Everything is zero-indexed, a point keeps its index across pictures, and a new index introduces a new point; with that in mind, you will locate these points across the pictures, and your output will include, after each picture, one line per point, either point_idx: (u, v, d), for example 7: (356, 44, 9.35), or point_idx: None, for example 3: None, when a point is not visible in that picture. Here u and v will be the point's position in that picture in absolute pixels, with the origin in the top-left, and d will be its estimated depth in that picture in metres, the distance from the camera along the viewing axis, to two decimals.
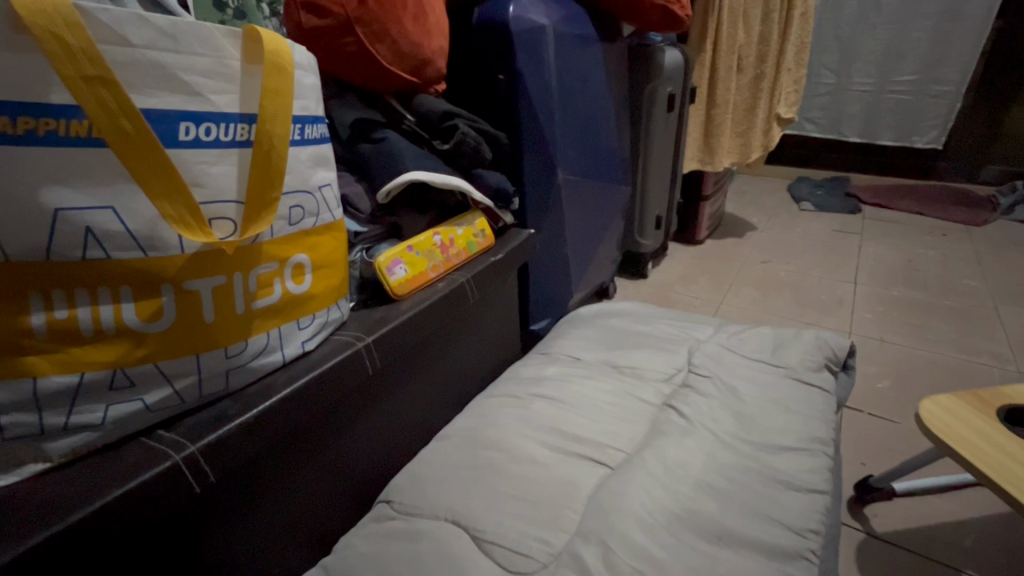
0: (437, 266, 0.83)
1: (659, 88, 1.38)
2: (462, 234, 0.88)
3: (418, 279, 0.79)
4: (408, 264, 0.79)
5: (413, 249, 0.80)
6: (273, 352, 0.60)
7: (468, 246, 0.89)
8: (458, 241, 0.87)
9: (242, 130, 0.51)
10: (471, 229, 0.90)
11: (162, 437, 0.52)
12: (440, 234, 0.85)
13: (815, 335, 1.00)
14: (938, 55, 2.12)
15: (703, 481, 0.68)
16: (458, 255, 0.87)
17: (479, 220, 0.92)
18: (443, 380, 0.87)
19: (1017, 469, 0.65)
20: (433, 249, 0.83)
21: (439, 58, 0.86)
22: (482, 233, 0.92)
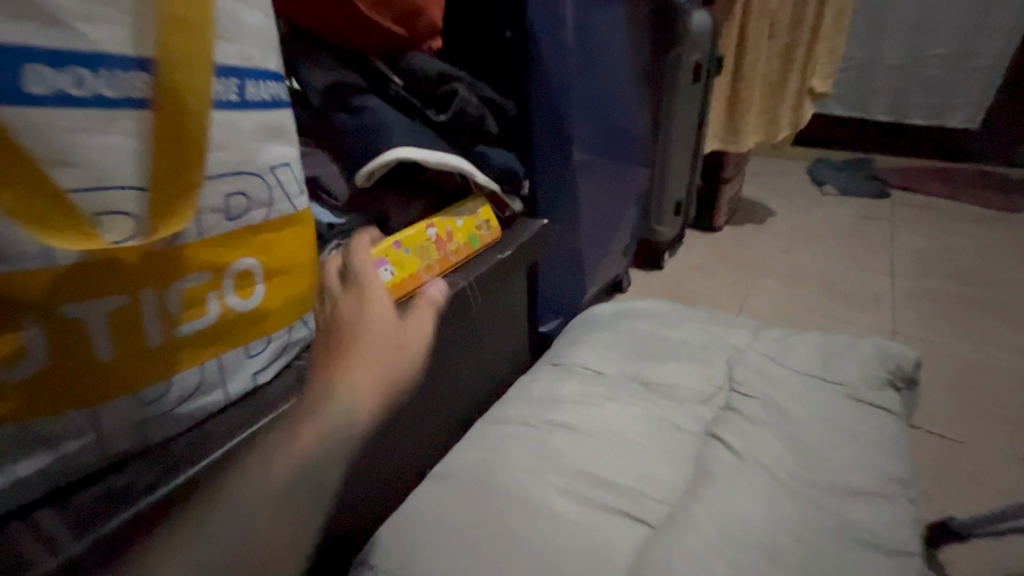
0: (431, 267, 0.67)
1: (684, 56, 1.21)
2: (463, 226, 0.72)
3: (405, 283, 0.64)
4: (395, 263, 0.63)
5: (401, 245, 0.65)
6: (213, 391, 0.45)
7: (469, 241, 0.73)
8: (457, 235, 0.71)
9: (137, 81, 0.34)
10: (475, 221, 0.74)
11: (43, 517, 0.38)
12: (436, 226, 0.69)
13: (872, 344, 0.86)
14: (978, 26, 1.95)
15: (769, 545, 0.55)
16: (457, 254, 0.71)
17: (484, 209, 0.76)
18: (447, 401, 0.75)
19: None
20: (426, 245, 0.67)
21: (436, 7, 0.68)
22: (486, 226, 0.76)
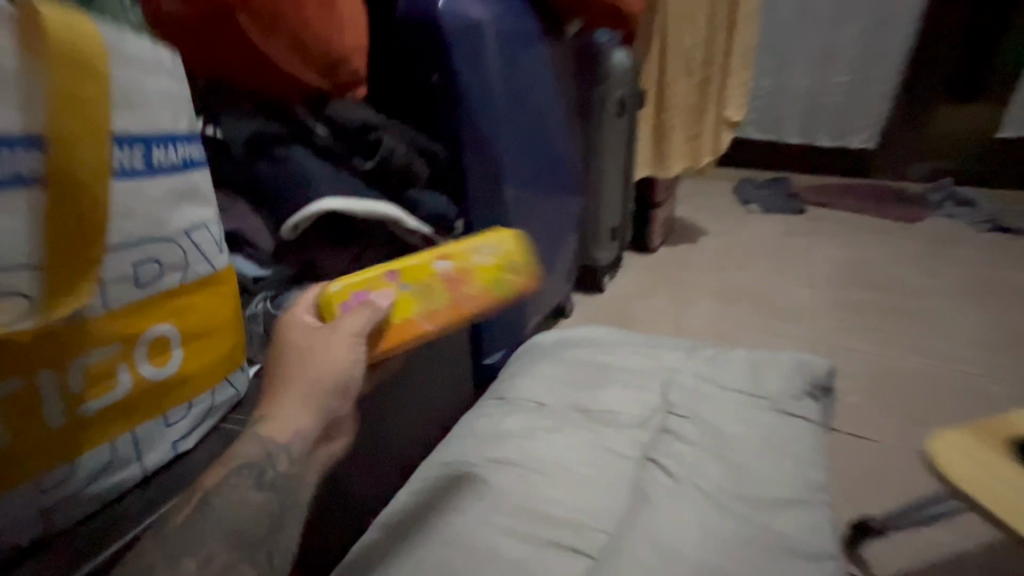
0: (440, 315, 0.59)
1: (609, 92, 1.27)
2: (489, 262, 0.65)
3: (401, 330, 0.57)
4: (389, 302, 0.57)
5: (401, 278, 0.59)
6: (127, 465, 0.43)
7: (501, 284, 0.64)
8: (482, 274, 0.63)
9: (27, 159, 0.32)
10: (509, 258, 0.66)
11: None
12: (452, 260, 0.63)
13: (795, 359, 0.92)
14: (869, 58, 2.15)
15: (702, 564, 0.57)
16: (482, 299, 0.62)
17: (524, 245, 0.68)
18: (403, 431, 0.75)
19: None
20: (437, 282, 0.61)
21: (357, 57, 0.69)
22: (535, 269, 0.68)
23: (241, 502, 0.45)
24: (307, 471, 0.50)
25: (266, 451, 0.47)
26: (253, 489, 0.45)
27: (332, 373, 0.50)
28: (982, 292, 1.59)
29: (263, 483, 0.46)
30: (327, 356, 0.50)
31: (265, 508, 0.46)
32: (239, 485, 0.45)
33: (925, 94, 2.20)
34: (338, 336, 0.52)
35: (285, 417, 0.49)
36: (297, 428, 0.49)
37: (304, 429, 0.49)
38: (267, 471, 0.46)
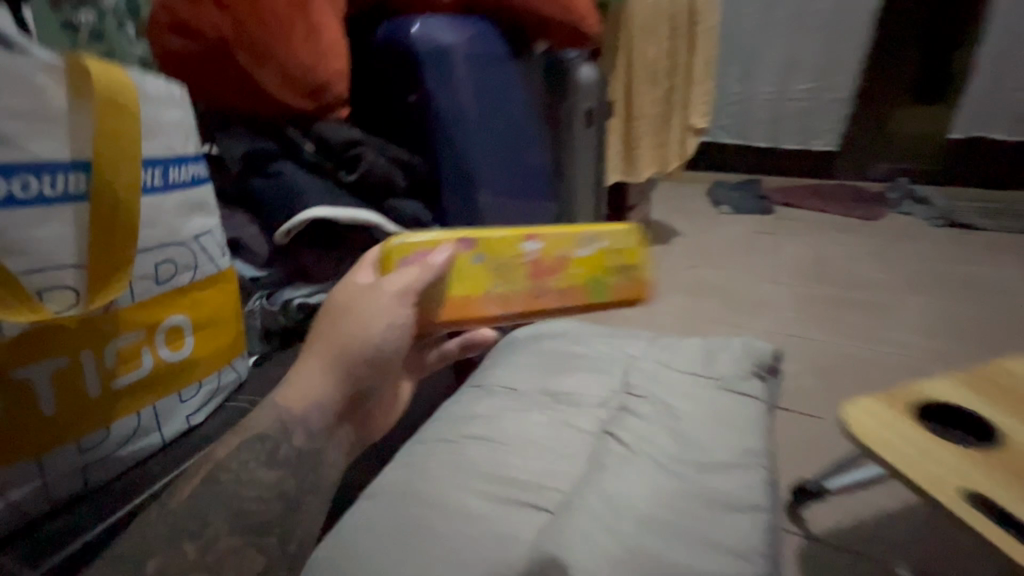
0: (509, 300, 0.57)
1: (578, 104, 1.36)
2: (587, 255, 0.60)
3: (460, 305, 0.56)
4: (451, 270, 0.56)
5: (476, 249, 0.57)
6: (149, 434, 0.51)
7: (588, 285, 0.59)
8: (568, 269, 0.59)
9: (74, 180, 0.42)
10: (605, 258, 0.60)
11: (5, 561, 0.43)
12: (538, 245, 0.59)
13: (746, 345, 1.01)
14: (827, 65, 2.25)
15: (645, 515, 0.65)
16: (559, 296, 0.58)
17: (634, 245, 0.61)
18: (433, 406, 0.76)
19: (937, 470, 0.63)
20: (515, 266, 0.58)
21: (339, 82, 0.77)
22: (636, 275, 0.61)
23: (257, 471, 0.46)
24: (327, 451, 0.51)
25: (280, 428, 0.48)
26: (263, 467, 0.47)
27: (362, 337, 0.51)
28: (931, 278, 1.67)
29: (272, 461, 0.47)
30: (366, 317, 0.51)
31: (269, 487, 0.46)
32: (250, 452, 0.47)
33: (882, 96, 2.28)
34: (381, 299, 0.51)
35: (305, 390, 0.51)
36: (313, 400, 0.50)
37: (319, 399, 0.51)
38: (279, 449, 0.48)
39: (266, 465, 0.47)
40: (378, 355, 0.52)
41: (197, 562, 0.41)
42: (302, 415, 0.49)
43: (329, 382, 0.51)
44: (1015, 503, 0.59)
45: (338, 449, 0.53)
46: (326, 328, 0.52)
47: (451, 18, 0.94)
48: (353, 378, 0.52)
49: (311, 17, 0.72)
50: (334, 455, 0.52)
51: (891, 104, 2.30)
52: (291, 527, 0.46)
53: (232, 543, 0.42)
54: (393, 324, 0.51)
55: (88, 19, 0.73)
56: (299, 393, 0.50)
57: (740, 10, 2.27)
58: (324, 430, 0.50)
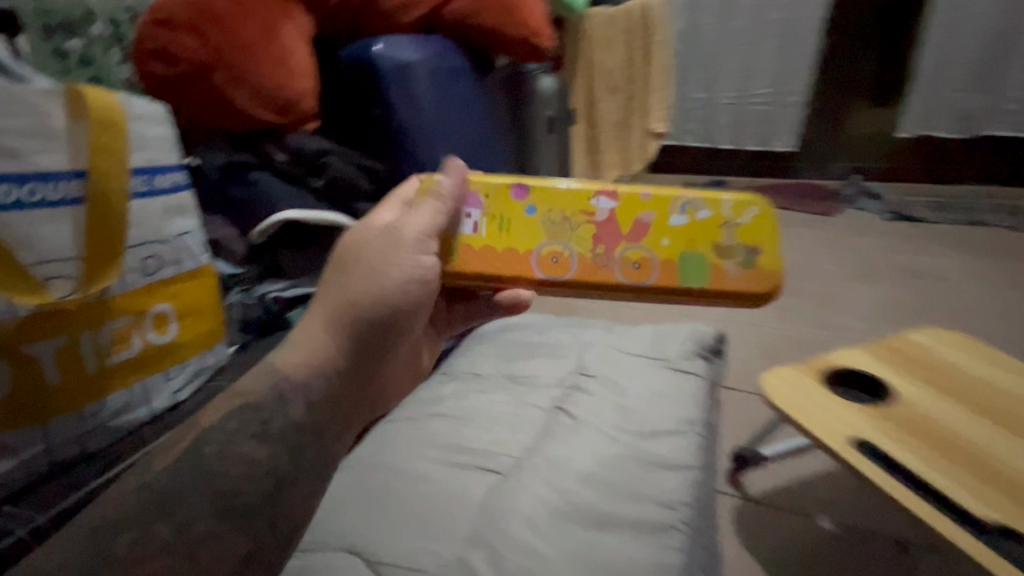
0: (565, 262, 0.54)
1: (538, 113, 1.46)
2: (670, 228, 0.54)
3: (505, 259, 0.55)
4: (502, 218, 0.56)
5: (536, 200, 0.56)
6: (138, 408, 0.57)
7: (667, 258, 0.54)
8: (647, 241, 0.54)
9: (73, 186, 0.50)
10: (700, 237, 0.54)
11: (21, 511, 0.50)
12: (615, 208, 0.55)
13: (691, 329, 1.10)
14: (783, 70, 2.32)
15: (585, 474, 0.74)
16: (626, 265, 0.54)
17: (751, 227, 0.54)
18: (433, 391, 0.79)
19: (830, 420, 0.75)
20: (582, 227, 0.55)
21: (308, 99, 0.85)
22: (749, 261, 0.53)
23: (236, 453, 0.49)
24: (330, 414, 0.54)
25: (278, 398, 0.52)
26: (255, 442, 0.49)
27: (371, 290, 0.56)
28: (876, 268, 1.78)
29: (264, 433, 0.50)
30: (378, 270, 0.56)
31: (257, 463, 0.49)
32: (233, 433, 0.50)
33: (840, 96, 2.37)
34: (399, 249, 0.56)
35: (309, 354, 0.54)
36: (315, 365, 0.54)
37: (324, 359, 0.55)
38: (273, 421, 0.50)
39: (246, 445, 0.49)
40: (385, 310, 0.56)
41: (173, 542, 0.44)
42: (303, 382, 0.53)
43: (335, 342, 0.55)
44: (899, 452, 0.70)
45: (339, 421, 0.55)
46: (340, 285, 0.57)
47: (414, 38, 1.02)
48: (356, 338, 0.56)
49: (279, 42, 0.81)
50: (337, 419, 0.54)
51: (852, 102, 2.37)
52: (282, 498, 0.48)
53: (210, 526, 0.45)
54: (399, 276, 0.56)
55: (77, 45, 0.80)
56: (308, 352, 0.55)
57: (699, 19, 2.33)
58: (321, 400, 0.53)
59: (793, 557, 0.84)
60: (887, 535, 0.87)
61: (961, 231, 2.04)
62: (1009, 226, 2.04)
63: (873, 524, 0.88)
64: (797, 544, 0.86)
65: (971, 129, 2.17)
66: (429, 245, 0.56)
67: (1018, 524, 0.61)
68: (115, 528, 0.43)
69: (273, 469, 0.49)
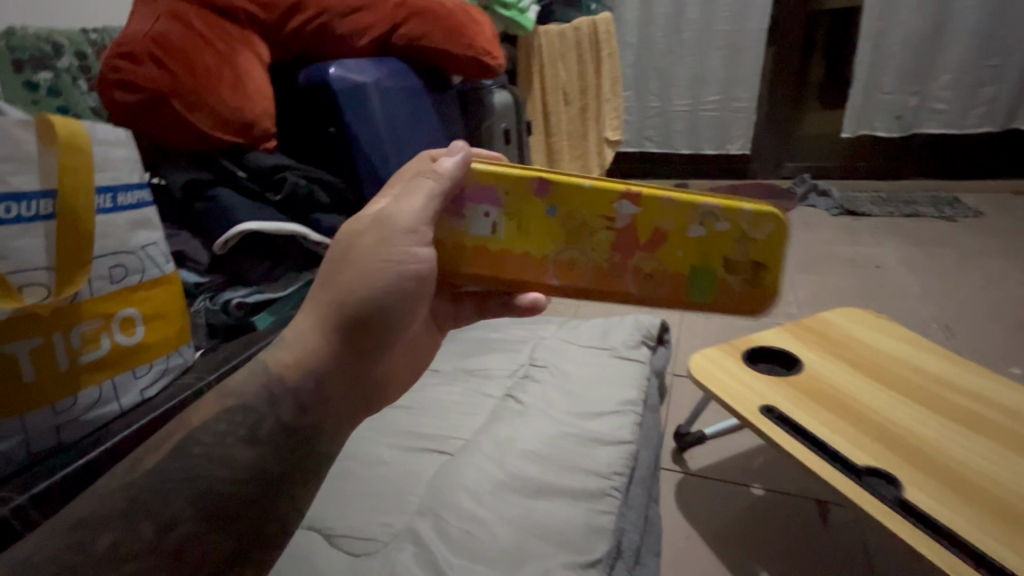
0: (580, 271, 0.55)
1: (494, 124, 1.54)
2: (685, 246, 0.54)
3: (521, 265, 0.56)
4: (520, 220, 0.55)
5: (557, 202, 0.54)
6: (109, 403, 0.62)
7: (676, 275, 0.54)
8: (661, 253, 0.54)
9: (45, 204, 0.56)
10: (718, 252, 0.53)
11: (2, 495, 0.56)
12: (636, 216, 0.54)
13: (636, 320, 1.18)
14: (733, 77, 2.43)
15: (528, 451, 0.82)
16: (638, 278, 0.55)
17: (762, 243, 0.53)
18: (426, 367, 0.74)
19: (739, 389, 0.87)
20: (600, 233, 0.54)
21: (265, 120, 0.92)
22: (756, 279, 0.54)
23: (221, 454, 0.47)
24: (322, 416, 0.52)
25: (267, 398, 0.51)
26: (241, 444, 0.48)
27: (368, 277, 0.54)
28: (819, 260, 1.90)
29: (253, 435, 0.49)
30: (375, 257, 0.54)
31: (245, 464, 0.47)
32: (216, 431, 0.48)
33: (788, 102, 2.52)
34: (393, 234, 0.54)
35: (300, 353, 0.52)
36: (306, 367, 0.52)
37: (316, 358, 0.53)
38: (261, 422, 0.49)
39: (232, 441, 0.48)
40: (379, 309, 0.55)
41: (155, 541, 0.41)
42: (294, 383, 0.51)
43: (327, 339, 0.53)
44: (798, 414, 0.82)
45: (334, 420, 0.53)
46: (333, 271, 0.54)
47: (372, 61, 1.10)
48: (347, 333, 0.54)
49: (236, 71, 0.89)
50: (329, 418, 0.53)
51: (800, 107, 2.55)
52: (269, 505, 0.47)
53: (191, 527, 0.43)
54: (391, 270, 0.54)
55: (46, 77, 0.87)
56: (299, 351, 0.53)
57: (650, 32, 2.43)
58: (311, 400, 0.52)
59: (726, 522, 0.92)
60: (810, 495, 0.95)
61: (900, 222, 2.19)
62: (943, 216, 2.19)
63: (797, 488, 0.97)
64: (730, 510, 0.94)
65: (906, 128, 2.32)
66: (425, 234, 0.54)
67: (888, 466, 0.73)
68: (95, 523, 0.41)
69: (262, 473, 0.48)
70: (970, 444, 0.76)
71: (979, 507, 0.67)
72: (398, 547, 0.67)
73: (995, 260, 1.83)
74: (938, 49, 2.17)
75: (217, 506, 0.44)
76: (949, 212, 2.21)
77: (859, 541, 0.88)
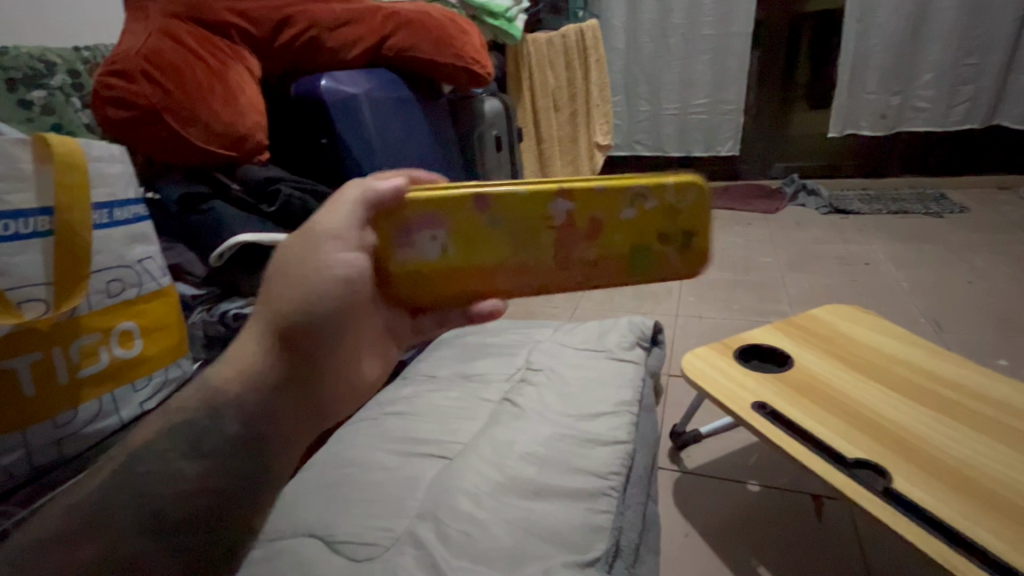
0: (524, 277, 0.50)
1: (485, 132, 1.55)
2: (620, 230, 0.50)
3: (473, 280, 0.50)
4: (464, 236, 0.49)
5: (496, 213, 0.49)
6: (109, 416, 0.62)
7: (622, 260, 0.50)
8: (603, 242, 0.50)
9: (43, 221, 0.57)
10: (651, 231, 0.50)
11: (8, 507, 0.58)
12: (574, 212, 0.49)
13: (629, 321, 1.19)
14: (719, 81, 2.46)
15: (525, 452, 0.83)
16: (587, 272, 0.50)
17: (687, 213, 0.50)
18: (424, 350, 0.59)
19: (733, 387, 0.88)
20: (542, 235, 0.49)
21: (258, 132, 0.93)
22: (686, 245, 0.50)
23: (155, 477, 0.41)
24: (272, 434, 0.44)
25: (208, 414, 0.42)
26: (186, 460, 0.42)
27: (304, 280, 0.45)
28: (808, 258, 1.93)
29: (194, 455, 0.42)
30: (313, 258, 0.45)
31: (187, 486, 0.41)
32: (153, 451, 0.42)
33: (774, 104, 2.56)
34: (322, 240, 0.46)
35: (238, 365, 0.44)
36: (247, 384, 0.43)
37: (255, 376, 0.43)
38: (207, 438, 0.42)
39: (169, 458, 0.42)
40: (324, 312, 0.45)
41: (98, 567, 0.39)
42: (233, 400, 0.43)
43: (264, 355, 0.44)
44: (790, 409, 0.83)
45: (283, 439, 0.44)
46: (269, 278, 0.46)
47: (362, 72, 1.12)
48: (292, 342, 0.44)
49: (227, 85, 0.90)
50: (284, 434, 0.44)
51: (787, 108, 2.58)
52: (221, 526, 0.42)
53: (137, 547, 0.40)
54: (327, 274, 0.45)
55: (40, 95, 0.88)
56: (235, 368, 0.44)
57: (636, 38, 2.46)
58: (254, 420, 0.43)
59: (724, 519, 0.93)
60: (805, 491, 0.97)
61: (887, 219, 2.22)
62: (930, 212, 2.22)
63: (793, 483, 0.98)
64: (727, 507, 0.95)
65: (890, 127, 2.36)
66: (354, 239, 0.47)
67: (880, 458, 0.74)
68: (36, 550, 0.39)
69: (212, 503, 0.41)
70: (956, 435, 0.78)
71: (968, 497, 0.68)
72: (399, 551, 0.68)
73: (981, 255, 1.86)
74: (919, 49, 2.22)
75: (162, 531, 0.40)
76: (936, 209, 2.24)
77: (855, 535, 0.89)
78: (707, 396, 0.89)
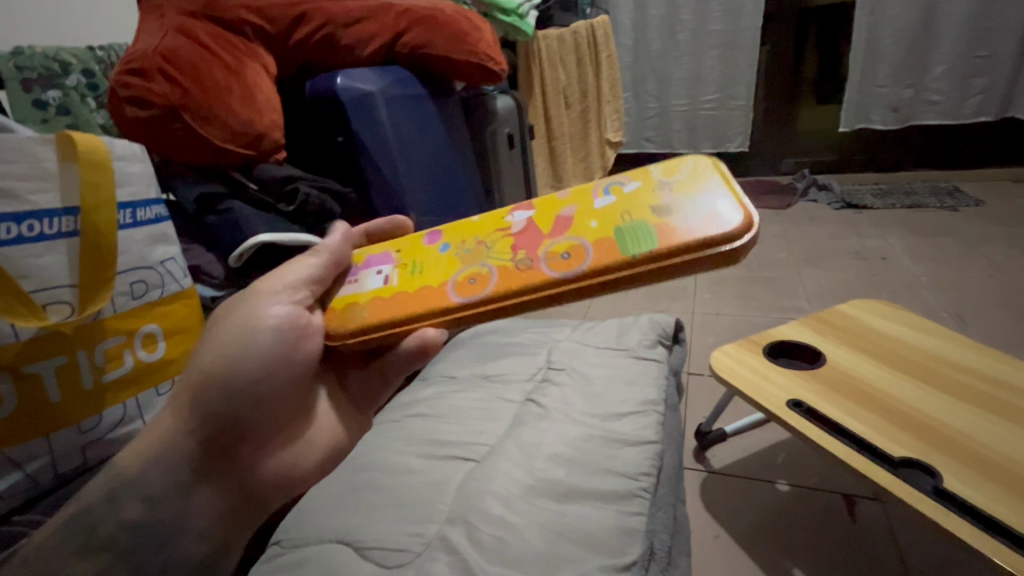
0: (482, 280, 0.52)
1: (498, 130, 1.52)
2: (594, 216, 0.52)
3: (418, 297, 0.54)
4: (415, 264, 0.58)
5: (450, 240, 0.59)
6: (133, 422, 0.58)
7: (608, 238, 0.49)
8: (574, 231, 0.52)
9: (67, 221, 0.54)
10: (631, 208, 0.51)
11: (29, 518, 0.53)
12: (530, 217, 0.56)
13: (650, 318, 1.17)
14: (729, 76, 2.44)
15: (555, 454, 0.81)
16: (556, 262, 0.49)
17: (681, 181, 0.52)
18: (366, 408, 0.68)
19: (763, 385, 0.86)
20: (500, 243, 0.55)
21: (276, 131, 0.92)
22: (696, 208, 0.48)
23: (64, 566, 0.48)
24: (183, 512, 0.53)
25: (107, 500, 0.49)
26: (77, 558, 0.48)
27: (223, 353, 0.54)
28: (823, 253, 1.91)
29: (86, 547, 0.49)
30: (240, 328, 0.55)
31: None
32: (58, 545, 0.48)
33: (785, 98, 2.54)
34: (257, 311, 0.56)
35: (149, 441, 0.51)
36: (155, 461, 0.51)
37: (170, 448, 0.52)
38: (101, 527, 0.49)
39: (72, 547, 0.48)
40: (245, 382, 0.54)
41: None
42: (138, 476, 0.50)
43: (178, 432, 0.52)
44: (825, 407, 0.81)
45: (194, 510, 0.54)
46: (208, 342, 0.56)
47: (376, 69, 1.10)
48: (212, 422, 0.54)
49: (245, 83, 0.89)
50: (194, 505, 0.54)
51: (797, 102, 2.56)
52: None
53: None
54: (252, 343, 0.55)
55: (55, 95, 0.87)
56: (151, 441, 0.51)
57: (645, 34, 2.44)
58: (167, 491, 0.52)
59: (753, 519, 0.91)
60: (837, 490, 0.95)
61: (901, 213, 2.19)
62: (944, 206, 2.19)
63: (824, 483, 0.96)
64: (757, 506, 0.93)
65: (903, 120, 2.33)
66: (293, 297, 0.57)
67: (924, 456, 0.72)
68: None
69: None
70: (998, 432, 0.75)
71: (1017, 496, 0.66)
72: (431, 558, 0.66)
73: (998, 247, 1.84)
74: (933, 41, 2.19)
75: None
76: (950, 202, 2.21)
77: (891, 535, 0.87)
78: (737, 394, 0.87)
